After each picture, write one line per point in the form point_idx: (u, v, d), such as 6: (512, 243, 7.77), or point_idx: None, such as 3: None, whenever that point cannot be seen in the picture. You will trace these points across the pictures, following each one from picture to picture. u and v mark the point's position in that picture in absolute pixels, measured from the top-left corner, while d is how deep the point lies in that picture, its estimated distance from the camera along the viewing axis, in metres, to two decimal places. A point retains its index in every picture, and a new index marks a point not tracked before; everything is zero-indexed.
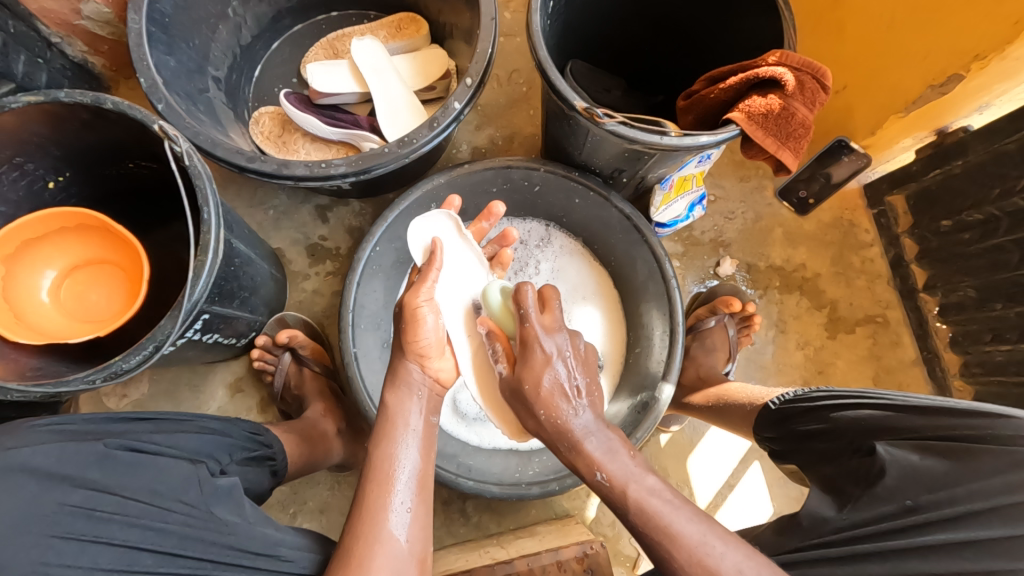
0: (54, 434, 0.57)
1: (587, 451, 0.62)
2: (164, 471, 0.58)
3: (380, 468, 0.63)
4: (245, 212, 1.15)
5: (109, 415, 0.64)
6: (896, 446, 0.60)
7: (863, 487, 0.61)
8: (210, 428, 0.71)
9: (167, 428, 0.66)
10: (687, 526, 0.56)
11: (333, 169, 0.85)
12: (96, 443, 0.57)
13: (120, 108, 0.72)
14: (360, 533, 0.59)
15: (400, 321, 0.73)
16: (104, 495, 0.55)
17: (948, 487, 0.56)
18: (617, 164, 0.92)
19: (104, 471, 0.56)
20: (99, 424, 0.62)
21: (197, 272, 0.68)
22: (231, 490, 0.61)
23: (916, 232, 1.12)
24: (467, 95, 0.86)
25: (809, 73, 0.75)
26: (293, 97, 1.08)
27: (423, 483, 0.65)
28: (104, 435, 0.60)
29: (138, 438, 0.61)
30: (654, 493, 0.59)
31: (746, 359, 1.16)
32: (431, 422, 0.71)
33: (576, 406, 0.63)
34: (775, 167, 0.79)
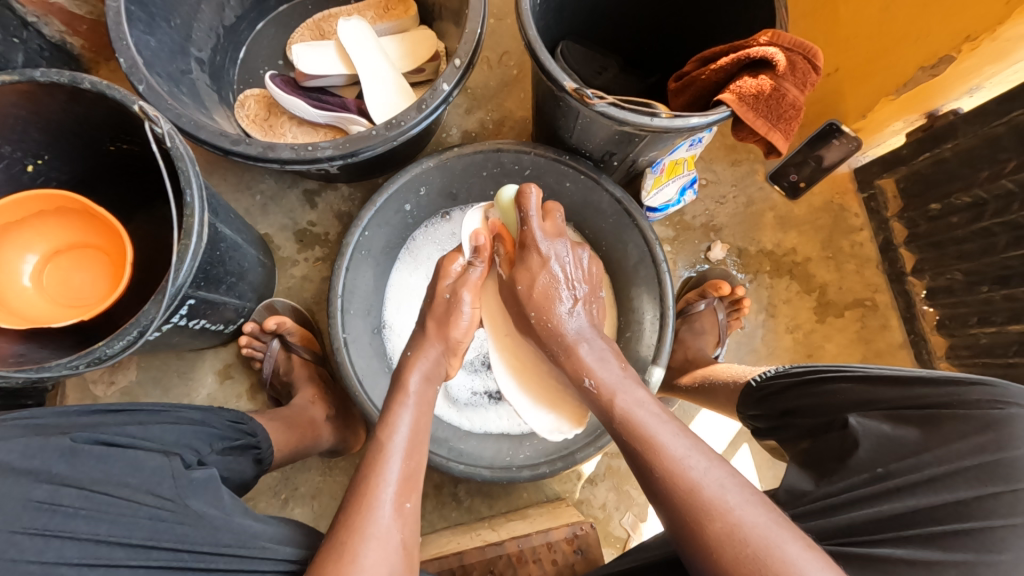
0: (20, 429, 0.56)
1: (582, 358, 0.73)
2: (135, 463, 0.58)
3: (375, 457, 0.63)
4: (232, 197, 1.13)
5: (84, 407, 0.64)
6: (868, 417, 0.61)
7: (838, 460, 0.61)
8: (189, 419, 0.70)
9: (141, 420, 0.66)
10: (672, 439, 0.61)
11: (319, 152, 0.84)
12: (62, 437, 0.56)
13: (98, 87, 0.70)
14: (353, 517, 0.58)
15: (444, 310, 0.79)
16: (72, 489, 0.54)
17: (919, 453, 0.57)
18: (608, 147, 0.92)
19: (74, 465, 0.55)
20: (72, 417, 0.62)
21: (180, 257, 0.67)
22: (207, 482, 0.61)
23: (905, 216, 1.12)
24: (456, 76, 0.85)
25: (800, 53, 0.74)
26: (278, 79, 1.06)
27: (415, 476, 0.64)
28: (74, 428, 0.59)
29: (110, 431, 0.60)
30: (640, 403, 0.67)
31: (736, 343, 1.17)
32: (428, 411, 0.71)
33: (564, 301, 0.77)
34: (766, 150, 0.79)
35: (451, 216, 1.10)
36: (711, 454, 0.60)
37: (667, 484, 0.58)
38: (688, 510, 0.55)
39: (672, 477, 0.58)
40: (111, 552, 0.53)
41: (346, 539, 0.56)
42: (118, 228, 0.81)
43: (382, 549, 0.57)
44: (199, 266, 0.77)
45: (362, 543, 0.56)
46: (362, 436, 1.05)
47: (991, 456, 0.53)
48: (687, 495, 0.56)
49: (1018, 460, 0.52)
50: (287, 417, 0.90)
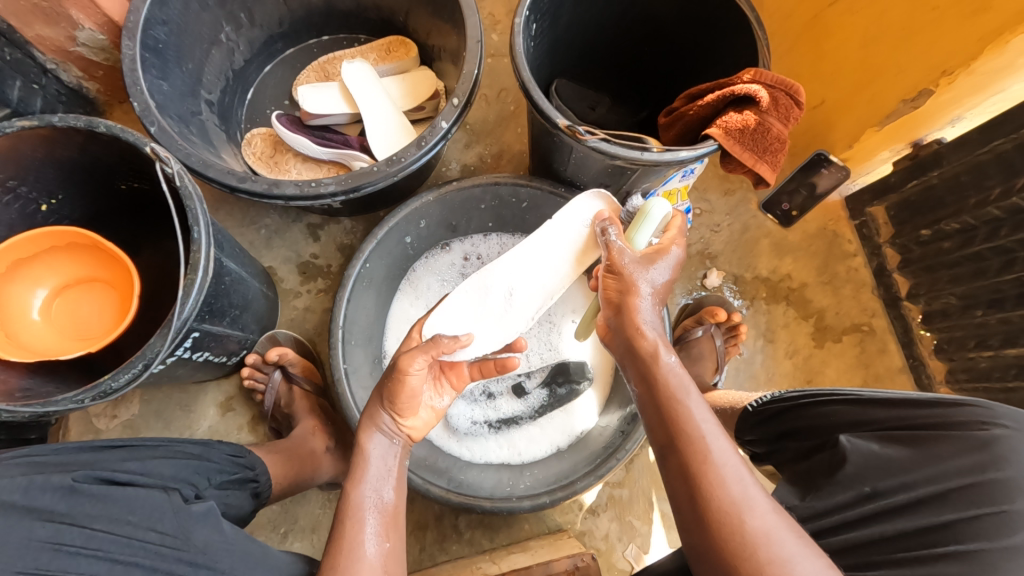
0: (22, 468, 0.57)
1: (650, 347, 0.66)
2: (136, 500, 0.59)
3: (352, 504, 0.62)
4: (237, 231, 1.16)
5: (85, 444, 0.65)
6: (857, 437, 0.61)
7: (826, 475, 0.61)
8: (188, 453, 0.71)
9: (142, 455, 0.66)
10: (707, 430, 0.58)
11: (322, 188, 0.87)
12: (63, 476, 0.57)
13: (113, 130, 0.73)
14: (337, 560, 0.58)
15: (384, 378, 0.70)
16: (74, 527, 0.54)
17: (906, 472, 0.57)
18: (601, 179, 0.95)
19: (75, 503, 0.55)
20: (72, 454, 0.63)
21: (187, 290, 0.69)
22: (207, 513, 0.61)
23: (897, 241, 1.14)
24: (454, 114, 0.88)
25: (783, 90, 0.77)
26: (284, 118, 1.11)
27: (395, 517, 0.64)
28: (75, 465, 0.60)
29: (110, 468, 0.61)
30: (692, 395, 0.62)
31: (735, 369, 1.17)
32: (402, 458, 0.70)
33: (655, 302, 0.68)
34: (754, 180, 0.81)
35: (451, 248, 1.13)
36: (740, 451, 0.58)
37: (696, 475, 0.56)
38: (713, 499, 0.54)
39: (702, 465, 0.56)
40: None
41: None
42: (126, 263, 0.83)
43: None
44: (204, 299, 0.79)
45: None
46: None
47: (982, 476, 0.53)
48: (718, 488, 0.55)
49: (1007, 482, 0.52)
50: (287, 449, 0.90)
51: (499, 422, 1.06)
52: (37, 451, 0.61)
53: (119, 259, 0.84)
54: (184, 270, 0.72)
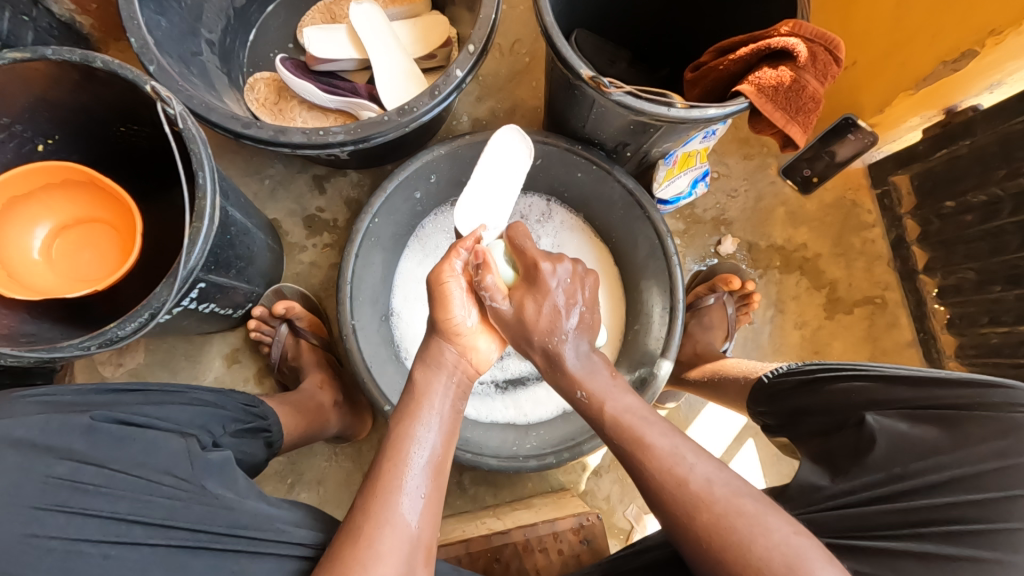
0: (36, 406, 0.56)
1: (569, 368, 0.70)
2: (153, 442, 0.58)
3: (398, 445, 0.63)
4: (241, 181, 1.12)
5: (99, 386, 0.63)
6: (884, 416, 0.61)
7: (854, 458, 0.61)
8: (203, 400, 0.70)
9: (157, 400, 0.65)
10: (659, 439, 0.61)
11: (331, 137, 0.83)
12: (81, 415, 0.56)
13: (110, 67, 0.69)
14: (370, 502, 0.59)
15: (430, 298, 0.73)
16: (93, 467, 0.54)
17: (936, 454, 0.57)
18: (622, 137, 0.91)
19: (96, 445, 0.55)
20: (88, 395, 0.61)
21: (192, 239, 0.67)
22: (222, 464, 0.61)
23: (918, 213, 1.11)
24: (469, 62, 0.84)
25: (822, 44, 0.73)
26: (289, 62, 1.06)
27: (440, 469, 0.64)
28: (92, 407, 0.60)
29: (127, 411, 0.61)
30: (629, 411, 0.66)
31: (743, 338, 1.16)
32: (453, 424, 0.68)
33: (568, 324, 0.71)
34: (782, 142, 0.78)
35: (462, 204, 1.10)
36: (703, 451, 0.60)
37: (659, 488, 0.58)
38: (679, 509, 0.56)
39: (665, 487, 0.58)
40: (127, 532, 0.53)
41: (362, 523, 0.57)
42: (127, 201, 0.80)
43: (398, 536, 0.57)
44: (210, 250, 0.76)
45: (377, 528, 0.57)
46: (368, 423, 1.05)
47: (1010, 460, 0.53)
48: (676, 488, 0.57)
49: None
50: (296, 402, 0.90)
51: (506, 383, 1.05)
52: (58, 388, 0.60)
53: (119, 197, 0.82)
54: (189, 217, 0.70)
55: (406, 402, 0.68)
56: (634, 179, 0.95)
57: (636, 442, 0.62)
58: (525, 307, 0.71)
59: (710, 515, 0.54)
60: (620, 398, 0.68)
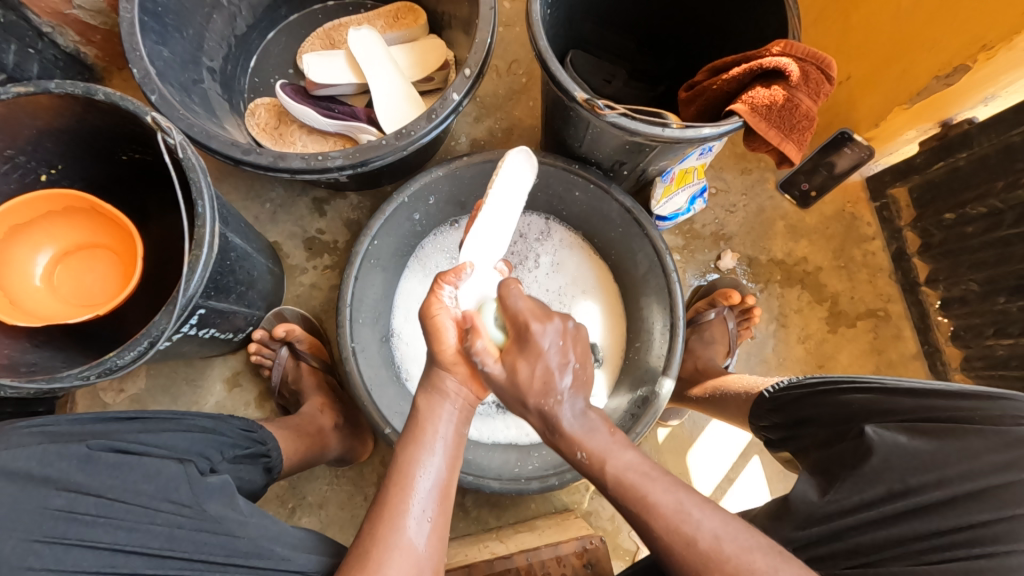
0: (37, 437, 0.56)
1: (567, 429, 0.62)
2: (151, 469, 0.58)
3: (404, 472, 0.62)
4: (242, 205, 1.13)
5: (97, 415, 0.63)
6: (884, 428, 0.59)
7: (850, 468, 0.60)
8: (203, 426, 0.70)
9: (154, 426, 0.65)
10: (664, 496, 0.58)
11: (329, 162, 0.84)
12: (79, 444, 0.56)
13: (111, 98, 0.70)
14: (377, 527, 0.59)
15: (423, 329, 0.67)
16: (90, 497, 0.54)
17: (937, 468, 0.55)
18: (618, 157, 0.91)
19: (92, 473, 0.55)
20: (85, 424, 0.61)
21: (191, 267, 0.67)
22: (221, 486, 0.60)
23: (918, 225, 1.11)
24: (465, 87, 0.85)
25: (814, 64, 0.73)
26: (289, 88, 1.07)
27: (445, 493, 0.63)
28: (89, 435, 0.59)
29: (124, 438, 0.60)
30: (631, 467, 0.60)
31: (746, 353, 1.15)
32: (457, 451, 0.67)
33: (566, 391, 0.61)
34: (777, 159, 0.79)
35: (461, 224, 1.10)
36: (704, 500, 0.58)
37: (665, 547, 0.56)
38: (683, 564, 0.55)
39: (670, 543, 0.56)
40: (126, 562, 0.53)
41: (371, 549, 0.58)
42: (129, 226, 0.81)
43: (405, 561, 0.58)
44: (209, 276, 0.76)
45: (383, 556, 0.57)
46: (369, 445, 1.04)
47: (1018, 475, 0.52)
48: (655, 507, 0.57)
49: None
50: (294, 425, 0.89)
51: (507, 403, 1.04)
52: (56, 417, 0.60)
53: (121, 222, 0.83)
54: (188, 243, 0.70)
55: (409, 429, 0.66)
56: (630, 196, 0.96)
57: (600, 470, 0.61)
58: (517, 370, 0.61)
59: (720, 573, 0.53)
60: (620, 454, 0.62)
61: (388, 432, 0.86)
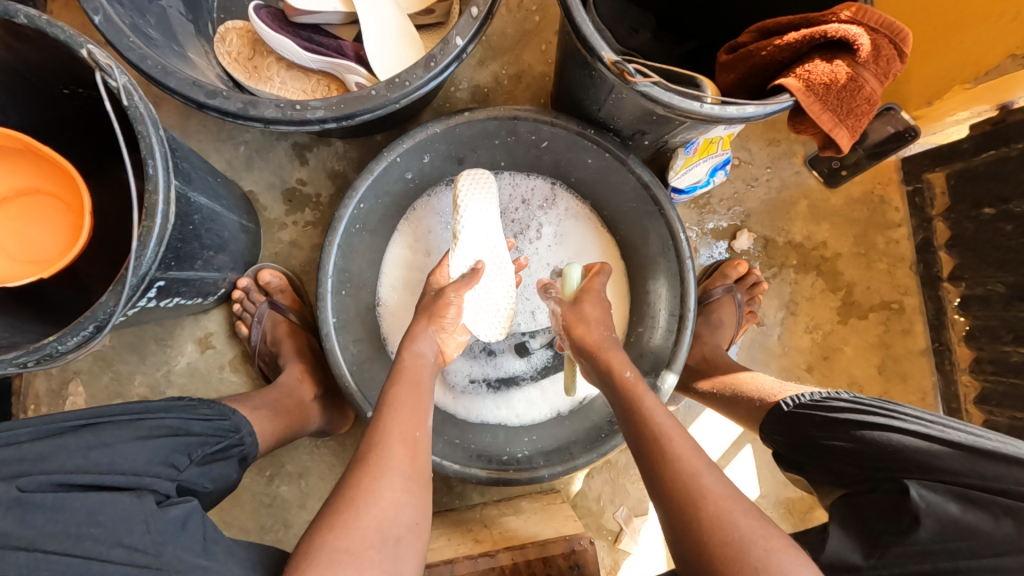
0: None
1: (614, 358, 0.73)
2: (97, 506, 0.49)
3: (380, 421, 0.66)
4: (214, 147, 1.01)
5: (36, 428, 0.54)
6: (933, 492, 0.57)
7: (895, 532, 0.57)
8: (162, 428, 0.62)
9: (106, 437, 0.56)
10: (672, 432, 0.61)
11: (309, 113, 0.72)
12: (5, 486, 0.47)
13: (36, 22, 0.56)
14: (364, 476, 0.61)
15: (429, 303, 0.80)
16: (20, 551, 0.45)
17: (988, 547, 0.54)
18: (640, 125, 0.81)
19: (34, 508, 0.47)
20: (17, 442, 0.52)
21: (141, 241, 0.57)
22: (184, 520, 0.52)
23: (950, 216, 1.03)
24: (471, 30, 0.73)
25: (886, 36, 0.62)
26: (265, 12, 0.92)
27: (417, 442, 0.66)
28: (19, 463, 0.50)
29: (66, 463, 0.52)
30: (653, 405, 0.66)
31: (750, 341, 1.09)
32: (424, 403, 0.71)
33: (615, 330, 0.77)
34: (823, 143, 0.69)
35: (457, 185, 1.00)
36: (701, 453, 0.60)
37: (664, 478, 0.58)
38: (674, 497, 0.57)
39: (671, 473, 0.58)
40: None
41: (358, 495, 0.58)
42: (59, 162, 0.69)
43: (385, 500, 0.59)
44: (169, 246, 0.66)
45: (370, 499, 0.58)
46: (349, 418, 0.99)
47: None
48: (665, 454, 0.60)
49: None
50: (274, 400, 0.82)
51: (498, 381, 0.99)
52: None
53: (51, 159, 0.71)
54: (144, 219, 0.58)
55: (396, 369, 0.74)
56: (645, 166, 0.86)
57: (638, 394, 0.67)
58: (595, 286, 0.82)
59: (699, 506, 0.55)
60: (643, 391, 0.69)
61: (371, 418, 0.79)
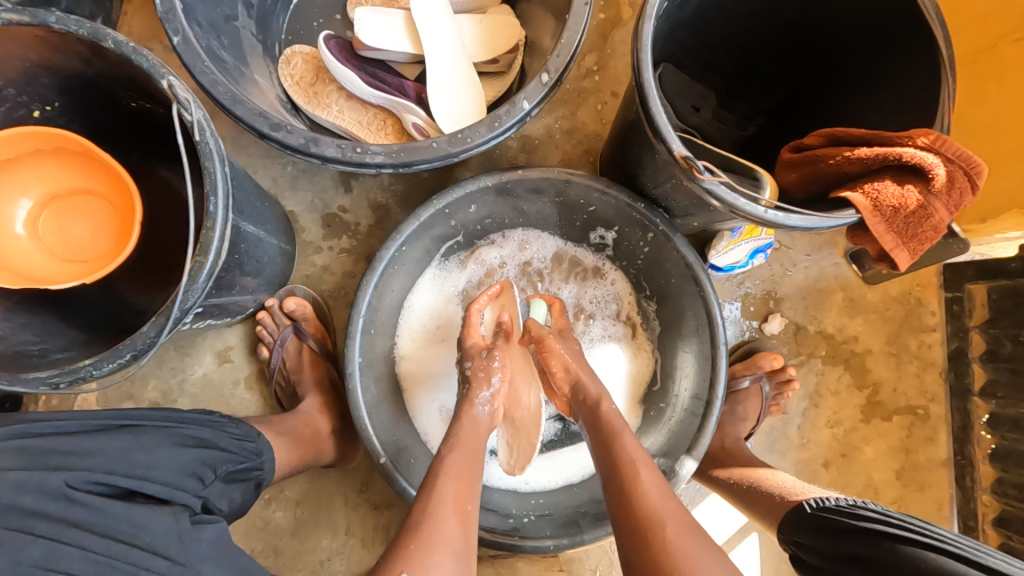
0: (12, 456, 0.51)
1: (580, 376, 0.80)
2: (139, 520, 0.51)
3: (457, 467, 0.68)
4: (261, 163, 1.01)
5: (84, 424, 0.58)
6: None
7: None
8: (195, 440, 0.65)
9: (144, 442, 0.59)
10: (632, 441, 0.69)
11: (368, 157, 0.73)
12: (57, 479, 0.50)
13: (123, 49, 0.57)
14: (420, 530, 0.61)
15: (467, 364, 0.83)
16: (69, 547, 0.48)
17: None
18: (691, 209, 0.80)
19: (72, 515, 0.49)
20: (67, 435, 0.56)
21: (192, 274, 0.56)
22: (217, 535, 0.55)
23: (989, 331, 1.02)
24: (539, 96, 0.74)
25: (963, 167, 0.60)
26: (335, 43, 0.93)
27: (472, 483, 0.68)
28: (69, 456, 0.53)
29: (101, 464, 0.54)
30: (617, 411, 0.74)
31: (769, 428, 1.08)
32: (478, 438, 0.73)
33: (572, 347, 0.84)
34: (877, 259, 0.67)
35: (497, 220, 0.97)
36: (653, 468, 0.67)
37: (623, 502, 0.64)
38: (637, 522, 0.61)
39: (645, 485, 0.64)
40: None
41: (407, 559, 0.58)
42: (126, 178, 0.71)
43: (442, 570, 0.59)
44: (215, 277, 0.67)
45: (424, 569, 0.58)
46: (359, 453, 0.97)
47: None
48: (630, 473, 0.66)
49: None
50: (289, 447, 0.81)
51: (503, 448, 0.97)
52: (37, 424, 0.55)
53: (120, 173, 0.71)
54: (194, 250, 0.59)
55: (453, 433, 0.73)
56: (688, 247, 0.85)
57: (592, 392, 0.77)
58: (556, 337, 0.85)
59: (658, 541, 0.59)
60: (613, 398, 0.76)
61: (383, 462, 0.80)
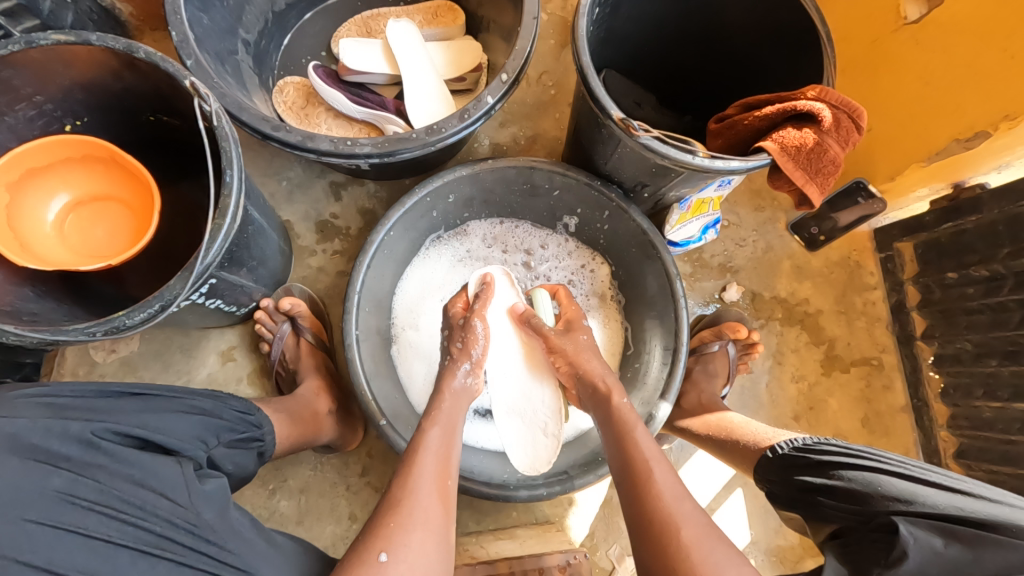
0: (41, 408, 0.55)
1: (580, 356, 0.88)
2: (150, 468, 0.57)
3: (444, 451, 0.73)
4: (259, 180, 1.13)
5: (100, 387, 0.63)
6: (917, 526, 0.62)
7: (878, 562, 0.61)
8: (198, 408, 0.70)
9: (154, 408, 0.65)
10: (644, 437, 0.74)
11: (358, 148, 0.84)
12: (83, 428, 0.55)
13: (152, 58, 0.70)
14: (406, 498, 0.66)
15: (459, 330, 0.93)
16: (90, 482, 0.53)
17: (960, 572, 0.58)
18: (640, 178, 0.92)
19: (91, 457, 0.54)
20: (89, 396, 0.61)
21: (212, 235, 0.66)
22: (217, 492, 0.60)
23: (921, 280, 1.13)
24: (501, 91, 0.87)
25: (846, 112, 0.75)
26: (322, 70, 1.08)
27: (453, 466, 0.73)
28: (92, 412, 0.58)
29: (117, 419, 0.59)
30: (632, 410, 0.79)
31: (740, 388, 1.17)
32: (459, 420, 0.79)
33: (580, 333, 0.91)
34: (797, 201, 0.80)
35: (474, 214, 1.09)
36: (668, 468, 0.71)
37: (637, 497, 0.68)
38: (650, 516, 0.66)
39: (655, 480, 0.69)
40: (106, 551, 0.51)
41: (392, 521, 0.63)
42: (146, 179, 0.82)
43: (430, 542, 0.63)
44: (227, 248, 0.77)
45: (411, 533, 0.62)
46: (359, 436, 1.03)
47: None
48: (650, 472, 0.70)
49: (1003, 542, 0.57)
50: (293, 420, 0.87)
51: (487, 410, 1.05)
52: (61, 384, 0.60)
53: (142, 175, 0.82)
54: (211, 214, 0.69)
55: (434, 407, 0.79)
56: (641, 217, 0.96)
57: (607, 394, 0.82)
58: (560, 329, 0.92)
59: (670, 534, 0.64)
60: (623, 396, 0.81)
61: (383, 424, 0.86)
